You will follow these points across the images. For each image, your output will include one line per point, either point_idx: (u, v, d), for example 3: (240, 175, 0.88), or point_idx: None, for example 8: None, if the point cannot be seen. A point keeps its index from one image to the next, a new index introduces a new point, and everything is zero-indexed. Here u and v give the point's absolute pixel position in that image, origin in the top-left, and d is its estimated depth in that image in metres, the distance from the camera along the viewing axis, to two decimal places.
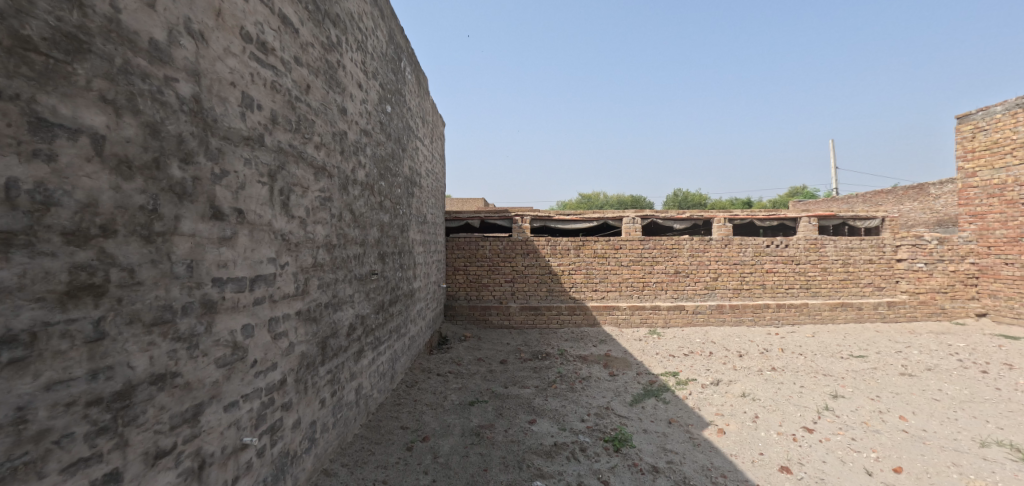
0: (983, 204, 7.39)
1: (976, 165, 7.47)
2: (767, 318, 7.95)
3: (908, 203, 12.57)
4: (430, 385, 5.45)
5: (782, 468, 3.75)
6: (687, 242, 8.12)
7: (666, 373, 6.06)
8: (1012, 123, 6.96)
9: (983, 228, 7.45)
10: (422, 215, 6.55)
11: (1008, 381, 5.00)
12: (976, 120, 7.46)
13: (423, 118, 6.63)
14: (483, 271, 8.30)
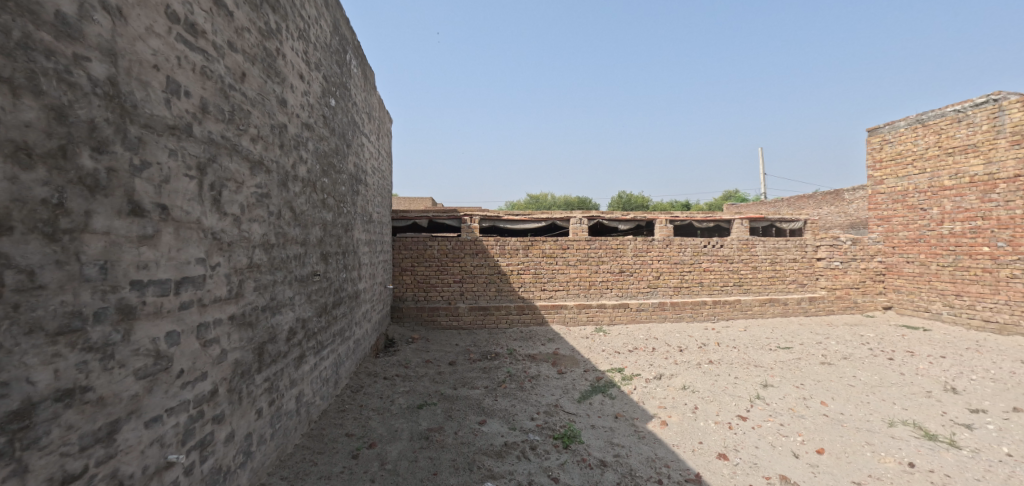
0: (889, 209, 8.28)
1: (883, 174, 8.38)
2: (704, 314, 8.43)
3: (826, 208, 13.88)
4: (376, 389, 5.25)
5: (719, 455, 3.99)
6: (631, 242, 8.46)
7: (612, 369, 6.25)
8: (913, 137, 7.88)
9: (889, 230, 8.34)
10: (367, 213, 6.30)
11: (910, 366, 5.65)
12: (884, 133, 8.38)
13: (369, 114, 6.40)
14: (431, 271, 8.14)
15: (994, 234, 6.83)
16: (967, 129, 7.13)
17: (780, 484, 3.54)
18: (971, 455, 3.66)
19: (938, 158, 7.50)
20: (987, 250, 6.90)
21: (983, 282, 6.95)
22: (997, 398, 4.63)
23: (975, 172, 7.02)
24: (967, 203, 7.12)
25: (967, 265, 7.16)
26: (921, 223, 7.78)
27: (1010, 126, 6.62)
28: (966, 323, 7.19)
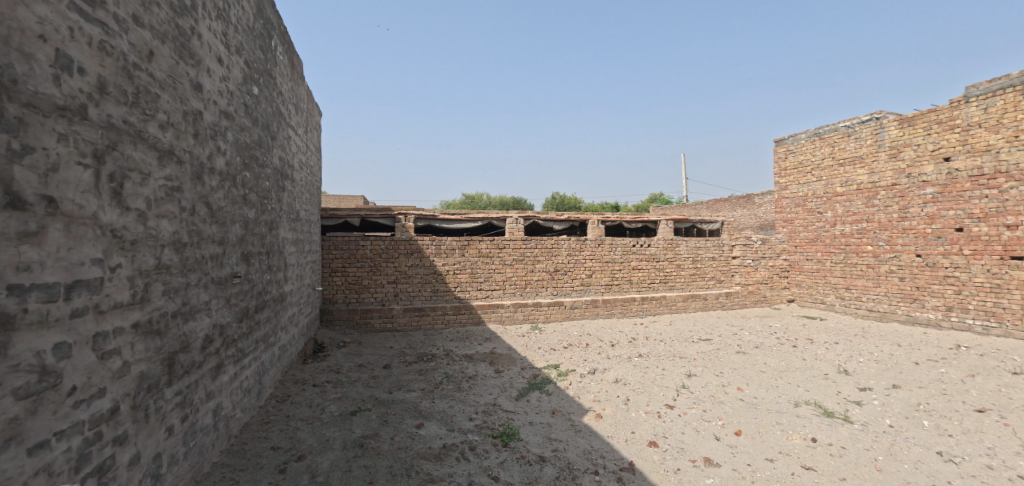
0: (792, 212, 9.28)
1: (787, 180, 9.38)
2: (634, 310, 8.89)
3: (740, 210, 15.24)
4: (305, 398, 4.92)
5: (650, 443, 4.22)
6: (565, 242, 8.73)
7: (548, 366, 6.39)
8: (811, 148, 8.91)
9: (792, 231, 9.34)
10: (294, 210, 5.88)
11: (809, 352, 6.37)
12: (788, 144, 9.38)
13: (296, 105, 5.98)
14: (364, 272, 7.80)
15: (875, 235, 7.87)
16: (855, 142, 8.16)
17: (705, 465, 3.82)
18: (860, 428, 4.20)
19: (832, 167, 8.52)
20: (871, 248, 7.93)
21: (866, 277, 8.00)
22: (877, 377, 5.36)
23: (861, 180, 8.06)
24: (855, 208, 8.15)
25: (854, 262, 8.19)
26: (818, 225, 8.79)
27: (888, 141, 7.69)
28: (854, 313, 8.22)
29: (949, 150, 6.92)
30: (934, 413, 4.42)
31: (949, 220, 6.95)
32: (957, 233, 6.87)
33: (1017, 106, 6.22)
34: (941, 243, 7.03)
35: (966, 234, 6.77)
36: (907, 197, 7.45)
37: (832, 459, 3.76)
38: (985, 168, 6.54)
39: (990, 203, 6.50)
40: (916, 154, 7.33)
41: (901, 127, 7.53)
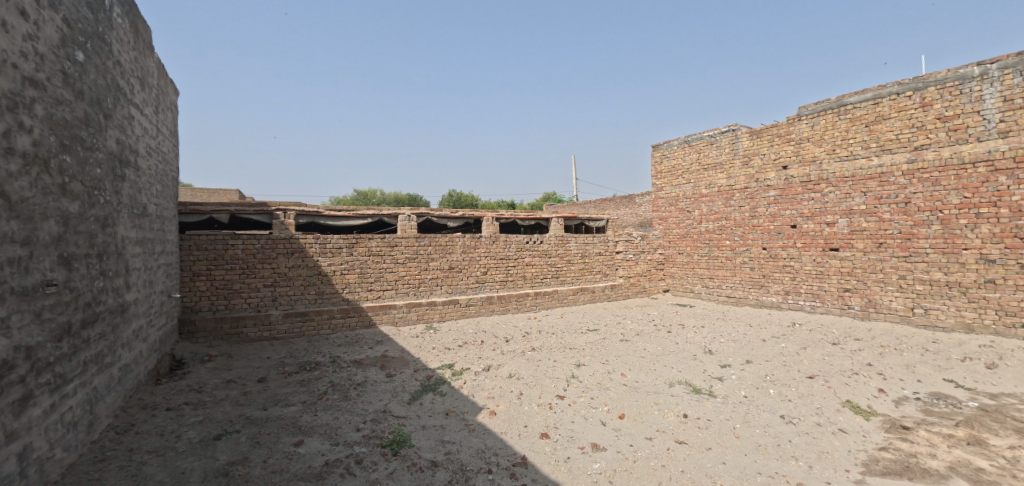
0: (666, 211, 10.35)
1: (663, 182, 10.45)
2: (528, 305, 9.06)
3: (623, 209, 16.69)
4: (154, 425, 3.97)
5: (541, 435, 4.24)
6: (460, 240, 8.56)
7: (442, 367, 6.12)
8: (681, 154, 10.03)
9: (666, 228, 10.41)
10: (140, 203, 4.75)
11: (680, 335, 7.11)
12: (663, 149, 10.44)
13: (142, 80, 4.85)
14: (234, 276, 6.70)
15: (731, 231, 9.10)
16: (717, 149, 9.35)
17: (592, 451, 3.94)
18: (721, 401, 4.73)
19: (698, 171, 9.67)
20: (728, 242, 9.14)
21: (724, 268, 9.24)
22: (734, 354, 6.14)
23: (721, 184, 9.27)
24: (715, 207, 9.35)
25: (716, 255, 9.40)
26: (687, 223, 9.93)
27: (742, 150, 8.91)
28: (716, 299, 9.44)
29: (786, 160, 8.18)
30: (778, 383, 5.17)
31: (786, 218, 8.21)
32: (792, 230, 8.11)
33: (833, 126, 7.51)
34: (781, 237, 8.27)
35: (799, 230, 8.03)
36: (756, 198, 8.66)
37: (700, 431, 4.15)
38: (813, 174, 7.79)
39: (815, 204, 7.77)
40: (763, 163, 8.56)
41: (751, 138, 8.75)
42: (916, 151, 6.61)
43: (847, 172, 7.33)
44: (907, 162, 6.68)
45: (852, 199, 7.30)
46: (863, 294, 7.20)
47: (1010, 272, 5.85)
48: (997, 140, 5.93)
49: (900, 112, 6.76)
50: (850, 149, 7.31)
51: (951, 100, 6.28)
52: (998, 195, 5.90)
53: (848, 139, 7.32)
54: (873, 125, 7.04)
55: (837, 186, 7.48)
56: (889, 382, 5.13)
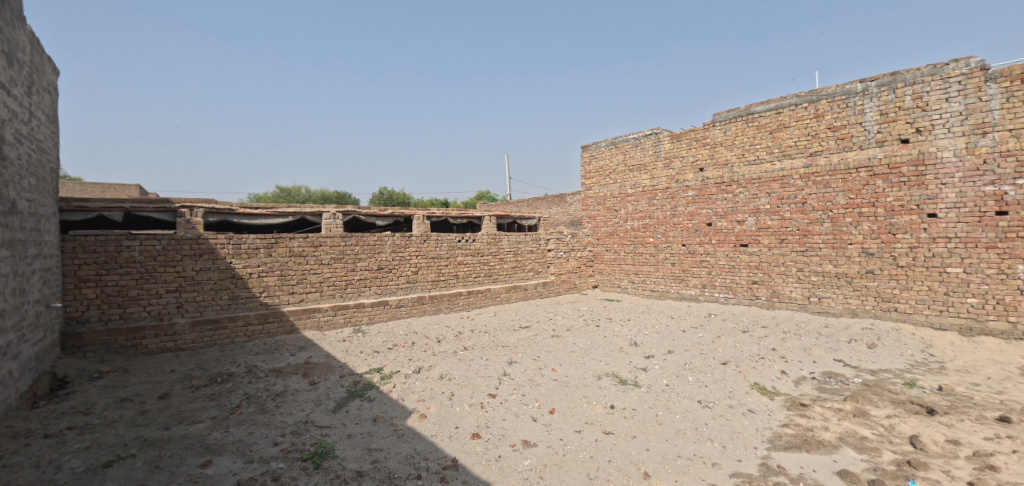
0: (595, 210, 10.74)
1: (592, 182, 10.83)
2: (460, 304, 8.90)
3: (554, 208, 17.12)
4: (25, 457, 3.33)
5: (472, 435, 4.13)
6: (389, 238, 8.20)
7: (369, 371, 5.76)
8: (609, 155, 10.45)
9: (595, 226, 10.79)
10: (5, 198, 3.96)
11: (608, 329, 7.36)
12: (592, 150, 10.81)
13: (7, 55, 4.02)
14: (130, 281, 5.90)
15: (655, 228, 9.62)
16: (641, 151, 9.85)
17: (523, 448, 3.90)
18: (645, 391, 4.93)
19: (625, 172, 10.14)
20: (652, 239, 9.66)
21: (648, 264, 9.75)
22: (657, 345, 6.46)
23: (645, 184, 9.78)
24: (640, 207, 9.85)
25: (641, 252, 9.90)
26: (614, 221, 10.36)
27: (664, 152, 9.46)
28: (641, 294, 9.93)
29: (702, 162, 8.81)
30: (695, 370, 5.50)
31: (703, 216, 8.82)
32: (708, 227, 8.74)
33: (743, 132, 8.21)
34: (698, 235, 8.88)
35: (714, 228, 8.68)
36: (677, 198, 9.23)
37: (625, 420, 4.28)
38: (726, 176, 8.46)
39: (727, 204, 8.44)
40: (682, 165, 9.15)
41: (672, 142, 9.31)
42: (810, 156, 7.40)
43: (755, 175, 8.04)
44: (804, 167, 7.46)
45: (759, 199, 8.02)
46: (769, 285, 7.94)
47: (882, 264, 6.73)
48: (874, 148, 6.78)
49: (797, 121, 7.53)
50: (757, 153, 8.03)
51: (839, 112, 7.09)
52: (874, 198, 6.76)
53: (755, 145, 8.05)
54: (776, 132, 7.79)
55: (746, 187, 8.18)
56: (788, 364, 5.66)
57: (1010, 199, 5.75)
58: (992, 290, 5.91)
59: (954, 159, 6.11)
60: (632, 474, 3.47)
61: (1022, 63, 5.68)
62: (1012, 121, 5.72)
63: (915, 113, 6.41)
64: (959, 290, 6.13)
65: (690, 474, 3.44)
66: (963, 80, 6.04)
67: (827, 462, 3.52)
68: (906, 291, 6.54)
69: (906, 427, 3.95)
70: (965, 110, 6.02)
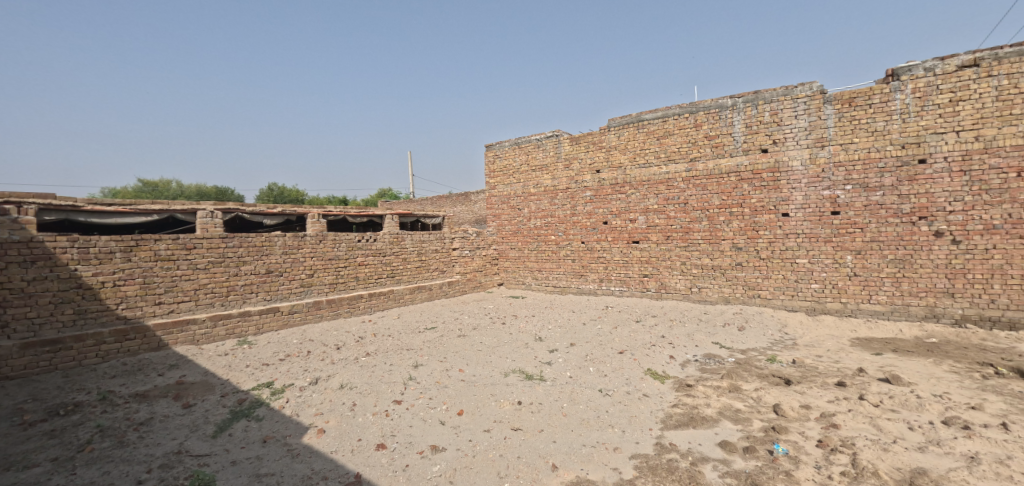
0: (499, 209, 10.86)
1: (496, 181, 10.95)
2: (361, 308, 8.32)
3: (459, 206, 17.08)
4: None
5: (377, 446, 3.84)
6: (279, 239, 7.42)
7: (258, 386, 5.10)
8: (512, 154, 10.64)
9: (499, 224, 10.91)
10: None
11: (513, 326, 7.45)
12: (496, 150, 10.92)
13: None
14: None
15: (556, 226, 9.99)
16: (543, 152, 10.17)
17: (432, 454, 3.72)
18: (551, 384, 5.04)
19: (527, 172, 10.40)
20: (554, 237, 10.03)
21: (551, 260, 10.11)
22: (560, 339, 6.68)
23: (546, 184, 10.11)
24: (542, 206, 10.16)
25: (543, 249, 10.22)
26: (518, 220, 10.57)
27: (564, 154, 9.86)
28: (544, 289, 10.26)
29: (599, 164, 9.34)
30: (596, 361, 5.77)
31: (599, 215, 9.36)
32: (604, 225, 9.30)
33: (634, 137, 8.86)
34: (596, 232, 9.41)
35: (609, 226, 9.25)
36: (576, 198, 9.67)
37: (533, 415, 4.32)
38: (620, 178, 9.06)
39: (621, 203, 9.05)
40: (581, 167, 9.62)
41: (572, 144, 9.74)
42: (690, 161, 8.22)
43: (645, 177, 8.72)
44: (685, 171, 8.27)
45: (648, 199, 8.72)
46: (657, 278, 8.69)
47: (748, 257, 7.72)
48: (741, 156, 7.73)
49: (680, 129, 8.32)
50: (646, 157, 8.74)
51: (714, 123, 7.98)
52: (742, 199, 7.72)
53: (645, 149, 8.74)
54: (662, 139, 8.54)
55: (637, 188, 8.84)
56: (675, 350, 6.21)
57: (840, 201, 6.94)
58: (828, 277, 7.08)
59: (801, 167, 7.21)
60: (540, 468, 3.48)
61: (848, 90, 6.88)
62: (841, 137, 6.91)
63: (772, 127, 7.45)
64: (804, 278, 7.26)
65: (594, 461, 3.56)
66: (807, 101, 7.15)
67: (710, 435, 3.88)
68: (766, 279, 7.58)
69: (770, 398, 4.52)
70: (809, 126, 7.14)
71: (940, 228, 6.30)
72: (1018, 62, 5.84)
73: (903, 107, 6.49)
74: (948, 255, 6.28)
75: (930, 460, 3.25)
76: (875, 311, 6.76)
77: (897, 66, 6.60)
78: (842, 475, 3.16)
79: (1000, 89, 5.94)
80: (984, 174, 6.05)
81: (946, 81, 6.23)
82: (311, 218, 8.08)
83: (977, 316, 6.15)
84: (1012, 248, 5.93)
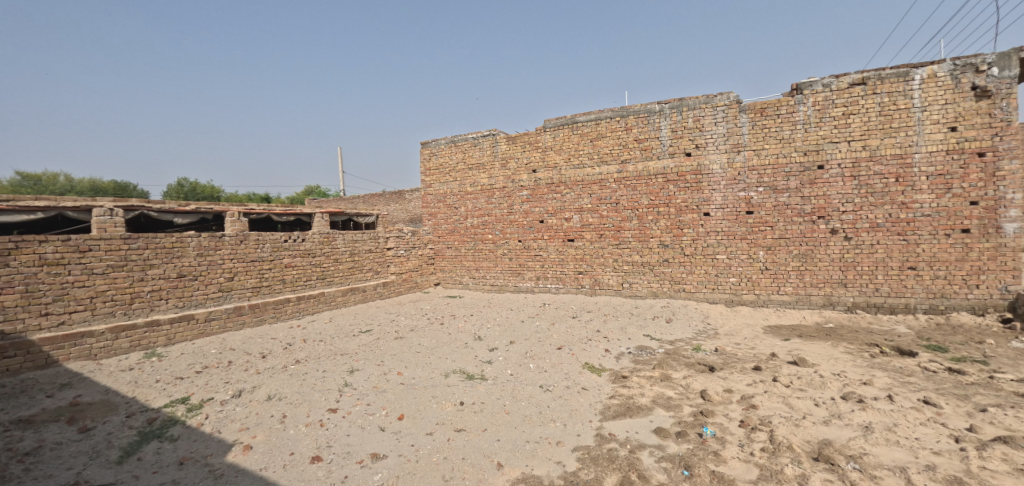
0: (436, 207, 10.70)
1: (432, 179, 10.78)
2: (288, 312, 7.76)
3: (393, 205, 16.61)
4: None
5: (312, 459, 3.60)
6: (193, 239, 6.74)
7: (171, 403, 4.58)
8: (449, 153, 10.52)
9: (436, 223, 10.74)
10: None
11: (452, 326, 7.37)
12: (432, 147, 10.75)
13: None
14: None
15: (493, 225, 10.02)
16: (480, 151, 10.15)
17: (372, 463, 3.56)
18: (492, 383, 5.03)
19: (464, 171, 10.33)
20: (491, 236, 10.05)
21: (488, 259, 10.12)
22: (500, 337, 6.71)
23: (483, 182, 10.09)
24: (479, 205, 10.14)
25: (480, 248, 10.21)
26: (455, 218, 10.47)
27: (501, 153, 9.90)
28: (482, 288, 10.26)
29: (535, 164, 9.49)
30: (535, 357, 5.86)
31: (536, 214, 9.51)
32: (541, 224, 9.47)
33: (569, 139, 9.10)
34: (532, 231, 9.56)
35: (545, 225, 9.44)
36: (513, 197, 9.75)
37: (476, 415, 4.29)
38: (555, 178, 9.27)
39: (557, 203, 9.26)
40: (517, 166, 9.71)
41: (508, 143, 9.81)
42: (622, 163, 8.61)
43: (579, 177, 9.00)
44: (617, 172, 8.65)
45: (582, 199, 9.01)
46: (591, 275, 9.02)
47: (674, 253, 8.24)
48: (668, 158, 8.22)
49: (611, 132, 8.68)
50: (581, 158, 9.01)
51: (643, 127, 8.41)
52: (668, 200, 8.22)
53: (579, 150, 9.02)
54: (595, 141, 8.86)
55: (571, 188, 9.10)
56: (610, 343, 6.48)
57: (754, 202, 7.63)
58: (744, 271, 7.75)
59: (720, 170, 7.83)
60: (485, 468, 3.46)
61: (760, 101, 7.56)
62: (754, 143, 7.58)
63: (695, 133, 8.00)
64: (723, 272, 7.89)
65: (538, 456, 3.61)
66: (725, 110, 7.77)
67: (646, 423, 4.09)
68: (690, 274, 8.14)
69: (697, 384, 4.85)
70: (726, 133, 7.76)
71: (835, 227, 7.14)
72: (896, 82, 6.76)
73: (806, 118, 7.26)
74: (842, 250, 7.13)
75: (833, 432, 3.67)
76: (783, 301, 7.51)
77: (800, 81, 7.36)
78: (761, 451, 3.47)
79: (882, 105, 6.84)
80: (869, 179, 6.95)
81: (840, 96, 7.05)
82: (231, 217, 7.42)
83: (864, 303, 7.05)
84: (891, 243, 6.87)
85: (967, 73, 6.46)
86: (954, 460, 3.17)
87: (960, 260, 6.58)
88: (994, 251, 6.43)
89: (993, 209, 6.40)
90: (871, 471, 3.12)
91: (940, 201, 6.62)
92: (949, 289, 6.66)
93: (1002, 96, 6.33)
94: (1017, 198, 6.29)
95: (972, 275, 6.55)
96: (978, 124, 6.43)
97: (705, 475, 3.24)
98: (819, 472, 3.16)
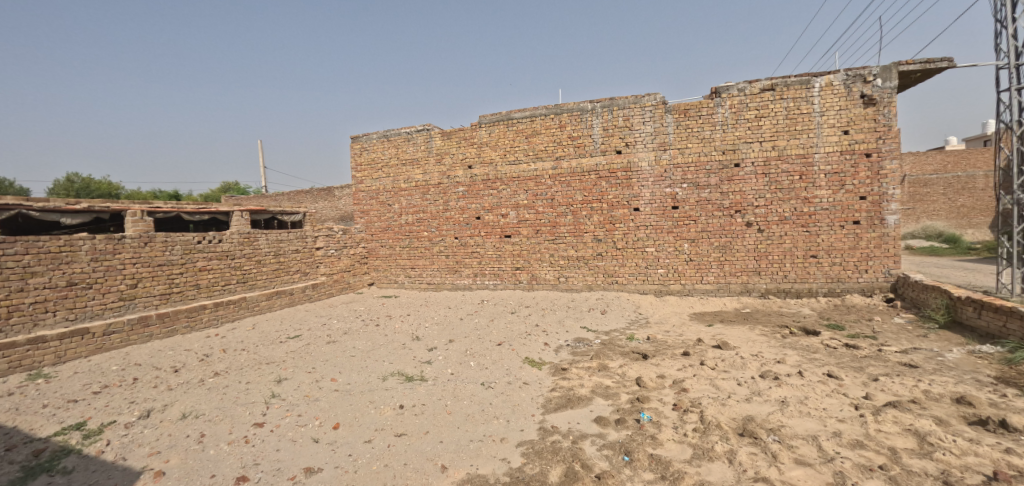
0: (368, 204, 10.24)
1: (363, 175, 10.29)
2: (204, 320, 6.98)
3: (321, 202, 15.72)
4: None
5: (238, 480, 3.27)
6: (85, 242, 5.90)
7: (62, 430, 3.94)
8: (381, 147, 10.09)
9: (368, 221, 10.27)
10: None
11: (389, 327, 7.09)
12: (362, 141, 10.25)
13: None
14: None
15: (429, 223, 9.79)
16: (413, 146, 9.83)
17: (305, 478, 3.30)
18: (432, 384, 4.89)
19: (397, 166, 9.97)
20: (427, 233, 9.81)
21: (424, 257, 9.88)
22: (438, 336, 6.56)
23: (418, 178, 9.81)
24: (415, 201, 9.84)
25: (416, 246, 9.94)
26: (388, 216, 10.09)
27: (435, 149, 9.67)
28: (418, 287, 10.00)
29: (470, 160, 9.36)
30: (476, 355, 5.80)
31: (472, 211, 9.41)
32: (477, 221, 9.40)
33: (504, 135, 9.09)
34: (469, 227, 9.45)
35: (482, 221, 9.37)
36: (449, 193, 9.58)
37: (416, 418, 4.14)
38: (491, 174, 9.22)
39: (493, 199, 9.22)
40: (452, 162, 9.53)
41: (442, 138, 9.59)
42: (556, 160, 8.77)
43: (515, 174, 9.04)
44: (552, 168, 8.80)
45: (518, 195, 9.06)
46: (528, 270, 9.13)
47: (607, 247, 8.57)
48: (600, 156, 8.51)
49: (547, 129, 8.81)
50: (516, 155, 9.04)
51: (576, 125, 8.61)
52: (600, 196, 8.52)
53: (514, 147, 9.03)
54: (531, 138, 8.93)
55: (508, 185, 9.11)
56: (549, 336, 6.59)
57: (678, 198, 8.13)
58: (671, 263, 8.26)
59: (649, 167, 8.24)
60: (429, 472, 3.35)
61: (684, 102, 8.04)
62: (678, 142, 8.07)
63: (625, 131, 8.33)
64: (652, 264, 8.34)
65: (482, 455, 3.56)
66: (653, 110, 8.17)
67: (587, 413, 4.19)
68: (622, 267, 8.52)
69: (633, 372, 5.07)
70: (654, 132, 8.18)
71: (750, 220, 7.81)
72: (800, 89, 7.51)
73: (724, 119, 7.84)
74: (756, 241, 7.82)
75: (754, 408, 4.00)
76: (706, 289, 8.11)
77: (719, 85, 7.92)
78: (694, 431, 3.69)
79: (788, 109, 7.57)
80: (778, 176, 7.67)
81: (753, 100, 7.70)
82: (131, 216, 6.57)
83: (775, 289, 7.80)
84: (796, 235, 7.65)
85: (857, 83, 7.34)
86: (855, 425, 3.59)
87: (852, 248, 7.48)
88: (878, 240, 7.38)
89: (877, 204, 7.34)
90: (788, 441, 3.44)
91: (836, 196, 7.47)
92: (844, 274, 7.54)
93: (884, 104, 7.26)
94: (896, 193, 7.26)
95: (861, 261, 7.48)
96: (866, 128, 7.33)
97: (644, 458, 3.38)
98: (744, 446, 3.43)
